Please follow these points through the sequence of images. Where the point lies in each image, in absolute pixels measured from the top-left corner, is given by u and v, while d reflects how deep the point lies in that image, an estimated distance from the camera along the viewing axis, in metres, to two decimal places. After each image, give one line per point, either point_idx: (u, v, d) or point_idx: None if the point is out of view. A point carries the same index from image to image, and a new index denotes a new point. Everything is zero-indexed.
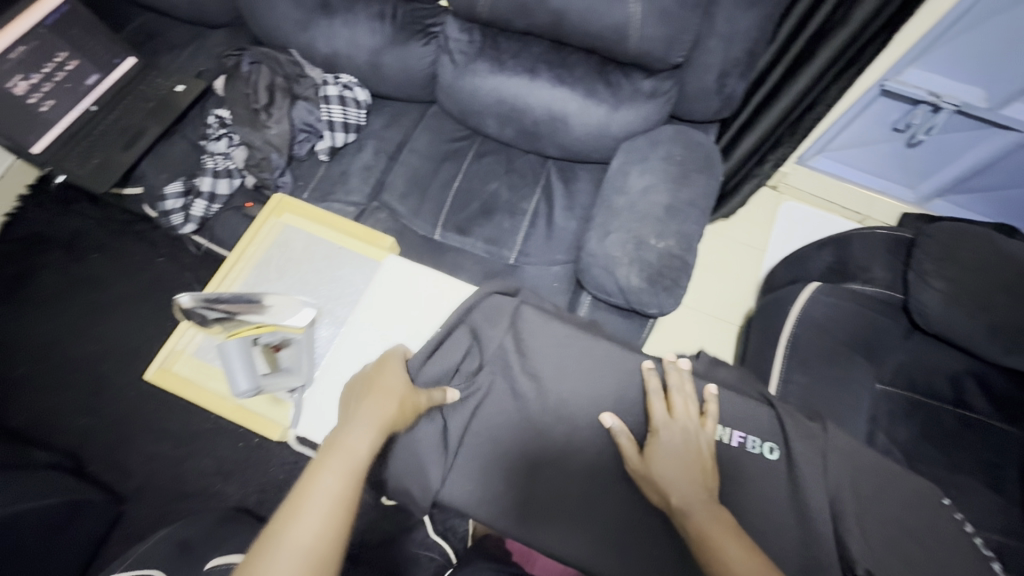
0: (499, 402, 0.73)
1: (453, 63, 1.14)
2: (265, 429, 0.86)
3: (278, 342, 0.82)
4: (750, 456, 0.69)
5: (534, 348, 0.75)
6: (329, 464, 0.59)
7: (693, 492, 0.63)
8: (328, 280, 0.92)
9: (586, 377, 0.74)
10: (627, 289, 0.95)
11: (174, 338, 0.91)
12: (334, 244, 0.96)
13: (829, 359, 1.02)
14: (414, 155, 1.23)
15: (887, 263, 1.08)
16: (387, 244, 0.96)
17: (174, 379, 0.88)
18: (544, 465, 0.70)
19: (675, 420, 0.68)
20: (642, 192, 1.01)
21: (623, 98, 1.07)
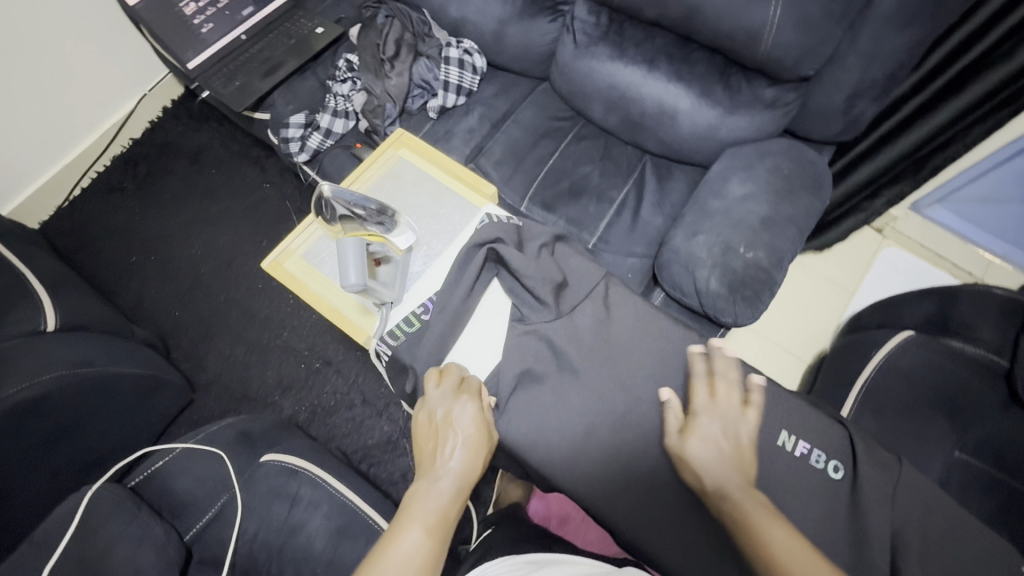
0: (566, 357, 0.75)
1: (574, 43, 1.16)
2: (353, 333, 0.93)
3: (381, 256, 0.93)
4: (811, 468, 0.69)
5: (611, 315, 0.78)
6: (417, 516, 0.61)
7: (733, 477, 0.61)
8: (430, 215, 0.99)
9: (657, 351, 0.75)
10: (704, 292, 0.94)
11: (290, 238, 1.00)
12: (441, 184, 1.02)
13: (906, 412, 0.96)
14: (516, 127, 1.26)
15: (999, 326, 0.99)
16: (490, 192, 1.01)
17: (284, 272, 0.97)
18: (601, 427, 0.72)
19: (716, 404, 0.66)
20: (742, 199, 0.99)
21: (739, 103, 1.05)
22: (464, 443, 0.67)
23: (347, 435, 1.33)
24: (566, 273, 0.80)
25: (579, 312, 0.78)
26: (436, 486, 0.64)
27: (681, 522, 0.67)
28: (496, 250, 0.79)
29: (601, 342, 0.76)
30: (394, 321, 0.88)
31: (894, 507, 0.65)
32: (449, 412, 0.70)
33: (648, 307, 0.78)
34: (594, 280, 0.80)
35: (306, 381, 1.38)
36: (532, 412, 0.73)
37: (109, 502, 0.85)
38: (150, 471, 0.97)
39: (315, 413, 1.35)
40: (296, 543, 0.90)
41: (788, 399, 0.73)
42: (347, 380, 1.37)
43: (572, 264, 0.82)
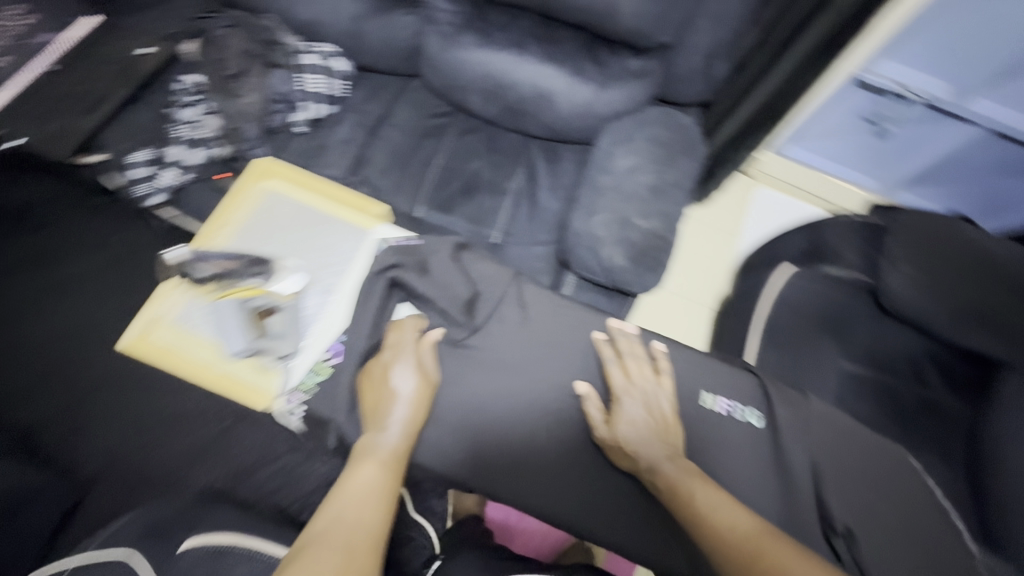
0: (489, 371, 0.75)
1: (438, 33, 1.11)
2: (251, 398, 0.82)
3: (267, 308, 0.84)
4: (736, 423, 0.73)
5: (529, 316, 0.78)
6: (367, 456, 0.66)
7: (658, 447, 0.65)
8: (315, 246, 0.91)
9: (581, 346, 0.76)
10: (612, 268, 0.95)
11: (152, 305, 0.88)
12: (322, 211, 0.95)
13: (799, 339, 1.08)
14: (395, 130, 1.20)
15: (858, 248, 1.13)
16: (378, 210, 0.96)
17: (151, 347, 0.85)
18: (535, 437, 0.72)
19: (634, 380, 0.70)
20: (629, 171, 1.02)
21: (610, 78, 1.07)
22: (408, 386, 0.70)
23: (278, 490, 1.22)
24: (475, 283, 0.79)
25: (495, 322, 0.77)
26: (386, 431, 0.68)
27: (618, 500, 0.69)
28: (397, 276, 0.78)
29: (526, 347, 0.76)
30: (299, 374, 0.80)
31: (808, 434, 0.72)
32: (394, 363, 0.72)
33: (565, 303, 0.79)
34: (500, 282, 0.78)
35: (216, 447, 1.24)
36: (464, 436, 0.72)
37: None
38: None
39: (236, 475, 1.23)
40: None
41: (708, 363, 0.77)
42: (266, 430, 1.26)
43: (475, 268, 0.79)
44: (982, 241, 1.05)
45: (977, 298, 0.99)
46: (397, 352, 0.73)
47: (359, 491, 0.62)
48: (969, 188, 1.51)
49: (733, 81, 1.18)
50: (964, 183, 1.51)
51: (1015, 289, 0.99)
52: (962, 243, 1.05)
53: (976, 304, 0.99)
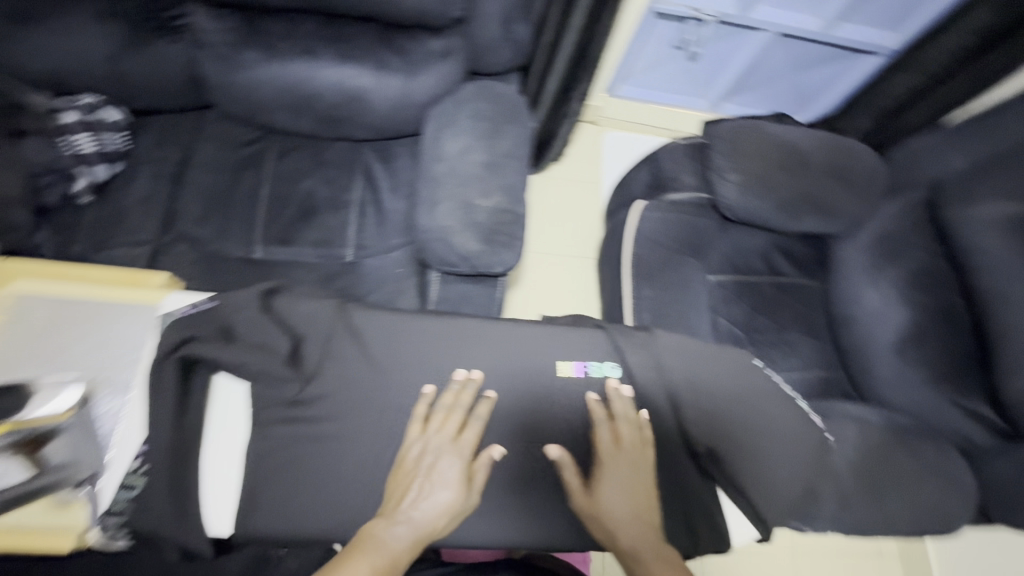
0: (348, 410, 0.73)
1: (214, 56, 0.99)
2: (48, 545, 0.66)
3: (34, 438, 0.68)
4: (591, 381, 0.80)
5: (364, 344, 0.76)
6: (368, 553, 0.60)
7: (629, 513, 0.68)
8: (85, 346, 0.80)
9: (422, 358, 0.77)
10: (469, 256, 0.93)
11: None
12: (84, 303, 0.83)
13: (664, 267, 1.15)
14: (203, 170, 1.07)
15: (693, 168, 1.20)
16: (159, 280, 0.88)
17: None
18: (412, 462, 0.72)
19: (623, 446, 0.74)
20: (459, 153, 0.98)
21: (416, 63, 1.03)
22: (441, 500, 0.66)
23: None
24: (296, 327, 0.74)
25: (331, 363, 0.74)
26: (399, 529, 0.63)
27: (521, 498, 0.75)
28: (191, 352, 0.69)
29: (369, 375, 0.75)
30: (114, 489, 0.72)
31: (658, 371, 0.82)
32: (430, 466, 0.68)
33: (397, 319, 0.78)
34: (327, 313, 0.76)
35: None
36: (341, 492, 0.70)
37: None
38: None
39: None
40: None
41: (548, 332, 0.82)
42: None
43: (301, 307, 0.75)
44: (784, 134, 1.15)
45: (792, 189, 1.12)
46: (432, 452, 0.69)
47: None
48: (776, 87, 1.67)
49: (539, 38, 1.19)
50: (771, 84, 1.66)
51: (814, 169, 1.13)
52: (772, 141, 1.14)
53: (792, 194, 1.12)
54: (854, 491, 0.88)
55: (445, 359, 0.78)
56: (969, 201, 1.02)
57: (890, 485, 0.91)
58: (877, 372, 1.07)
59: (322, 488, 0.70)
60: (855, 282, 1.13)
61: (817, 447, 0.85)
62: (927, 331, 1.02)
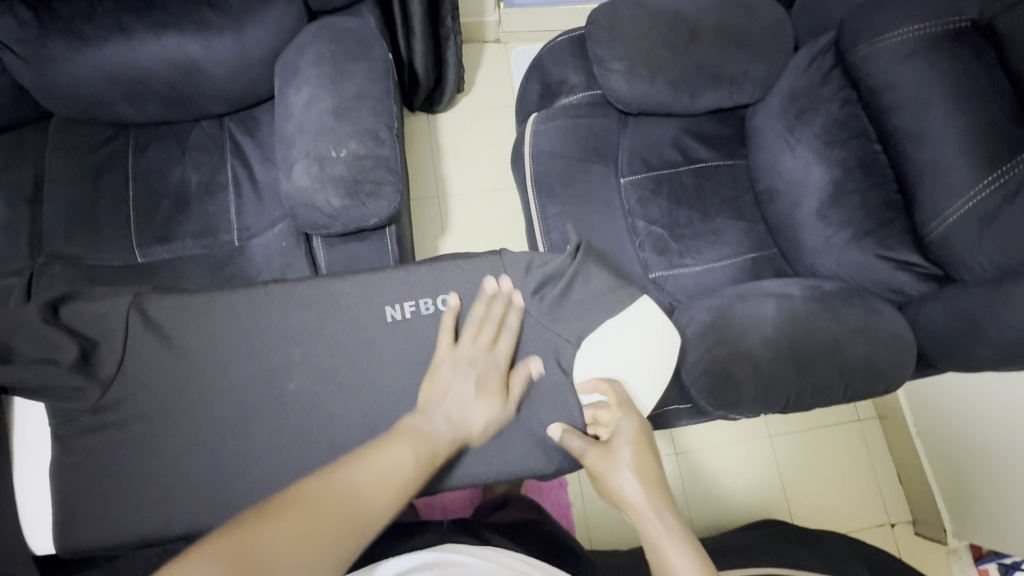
0: (150, 406, 0.69)
1: (23, 58, 0.91)
2: None
3: None
4: (428, 317, 0.75)
5: (169, 333, 0.71)
6: (407, 436, 0.63)
7: (646, 506, 0.65)
8: None
9: (232, 332, 0.71)
10: (337, 213, 0.87)
11: None
12: None
13: (569, 179, 1.08)
14: (59, 184, 1.00)
15: (580, 66, 1.11)
16: None
17: None
18: (227, 445, 0.68)
19: (616, 444, 0.69)
20: (306, 106, 0.91)
21: (240, 16, 0.92)
22: (483, 406, 0.69)
23: None
24: (87, 332, 0.70)
25: (134, 360, 0.69)
26: (440, 427, 0.66)
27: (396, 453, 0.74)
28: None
29: (176, 363, 0.70)
30: None
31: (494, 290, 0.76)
32: (473, 374, 0.70)
33: (197, 300, 0.72)
34: (125, 314, 0.70)
35: None
36: (170, 489, 0.67)
37: None
38: None
39: None
40: None
41: (389, 273, 0.76)
42: None
43: (112, 305, 0.71)
44: (659, 2, 1.04)
45: (681, 62, 1.02)
46: (467, 361, 0.70)
47: (391, 468, 0.59)
48: None
49: None
50: None
51: (705, 35, 1.02)
52: (651, 14, 1.02)
53: (683, 69, 1.02)
54: (773, 369, 0.87)
55: (252, 332, 0.72)
56: (873, 34, 0.90)
57: (815, 357, 0.88)
58: (804, 242, 1.01)
59: (136, 489, 0.67)
60: (770, 151, 1.05)
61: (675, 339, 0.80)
62: (847, 188, 0.94)
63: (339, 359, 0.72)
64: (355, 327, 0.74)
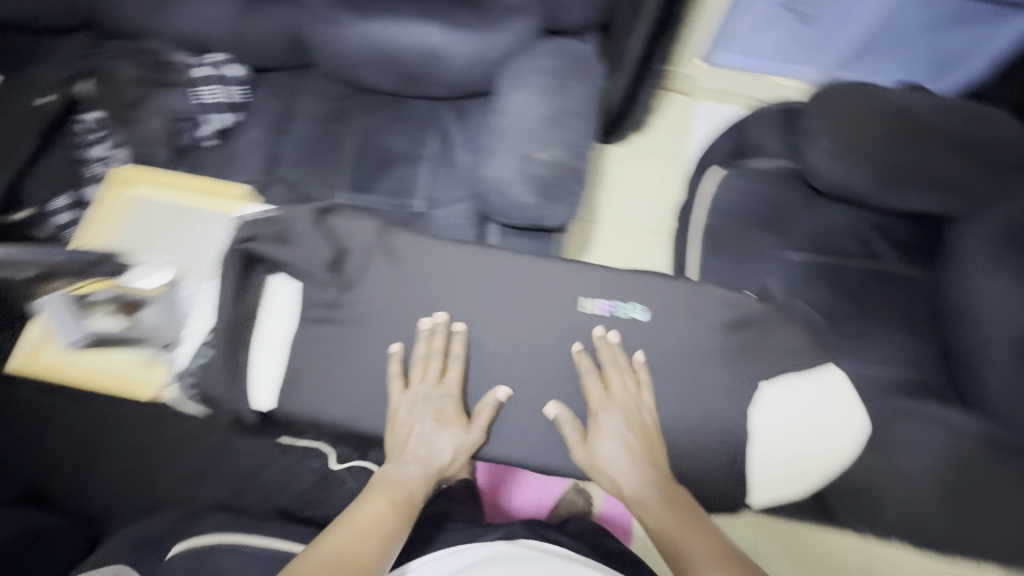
0: (375, 316, 0.84)
1: (314, 17, 1.10)
2: (134, 391, 0.85)
3: (132, 303, 0.88)
4: (611, 316, 0.84)
5: (402, 262, 0.85)
6: (382, 490, 0.73)
7: (638, 478, 0.74)
8: (178, 240, 0.96)
9: (451, 277, 0.85)
10: (522, 207, 0.94)
11: (37, 326, 0.88)
12: (187, 204, 0.99)
13: (737, 240, 1.08)
14: (301, 122, 1.19)
15: (779, 136, 1.11)
16: (241, 192, 1.01)
17: (40, 365, 0.85)
18: (426, 367, 0.83)
19: (599, 409, 0.78)
20: (522, 107, 0.99)
21: (491, 21, 1.06)
22: (447, 441, 0.78)
23: None
24: (342, 241, 0.84)
25: (371, 276, 0.84)
26: (409, 465, 0.76)
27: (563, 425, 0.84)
28: (257, 250, 0.80)
29: (403, 287, 0.85)
30: (185, 358, 0.87)
31: (675, 312, 0.84)
32: (430, 409, 0.79)
33: (429, 243, 0.86)
34: (372, 238, 0.84)
35: None
36: (374, 388, 0.82)
37: None
38: None
39: None
40: None
41: (584, 271, 0.86)
42: None
43: (359, 227, 0.84)
44: (882, 95, 1.03)
45: (893, 157, 0.99)
46: (422, 401, 0.79)
47: (371, 519, 0.69)
48: (903, 52, 1.48)
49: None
50: (898, 50, 1.47)
51: (927, 138, 0.99)
52: (871, 105, 1.02)
53: (892, 164, 0.99)
54: (928, 497, 0.89)
55: (466, 282, 0.85)
56: None
57: (979, 497, 0.88)
58: (984, 376, 0.92)
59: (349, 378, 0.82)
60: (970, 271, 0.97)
61: (859, 430, 0.80)
62: None
63: (532, 329, 0.84)
64: (551, 307, 0.85)
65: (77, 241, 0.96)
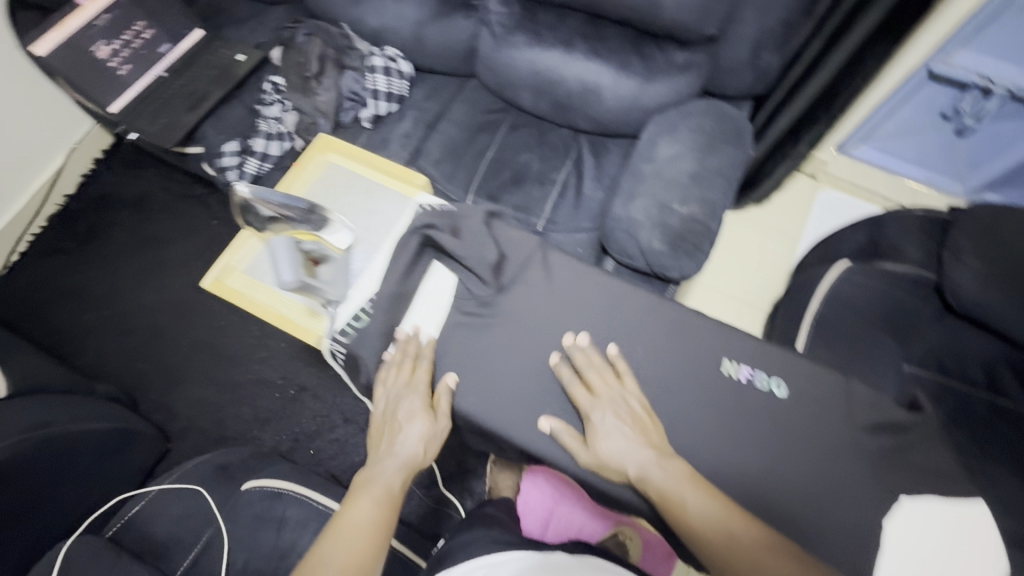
0: (510, 323, 0.81)
1: (492, 35, 1.18)
2: (300, 334, 0.92)
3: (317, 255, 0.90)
4: (757, 391, 0.77)
5: (554, 278, 0.83)
6: (366, 492, 0.69)
7: (640, 458, 0.68)
8: (363, 212, 1.00)
9: (600, 306, 0.82)
10: (649, 252, 0.96)
11: (228, 253, 0.96)
12: (373, 181, 1.04)
13: (854, 336, 1.03)
14: (450, 125, 1.28)
15: (922, 243, 1.07)
16: (420, 181, 1.04)
17: (227, 290, 0.94)
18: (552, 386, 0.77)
19: (593, 412, 0.71)
20: (669, 159, 1.02)
21: (656, 71, 1.10)
22: (416, 433, 0.73)
23: (333, 456, 1.38)
24: (503, 246, 0.85)
25: (519, 283, 0.83)
26: (385, 466, 0.71)
27: None
28: (431, 236, 0.83)
29: (548, 303, 0.82)
30: (345, 317, 0.89)
31: (831, 407, 0.76)
32: (396, 409, 0.75)
33: (582, 267, 0.84)
34: (528, 250, 0.85)
35: (284, 411, 1.43)
36: (494, 392, 0.77)
37: (86, 552, 0.80)
38: (127, 517, 0.92)
39: (297, 440, 1.40)
40: (289, 565, 0.88)
41: (728, 332, 0.80)
42: (325, 403, 1.42)
43: (517, 236, 0.86)
44: None
45: None
46: (393, 401, 0.76)
47: (357, 525, 0.65)
48: None
49: (790, 72, 1.14)
50: None
51: None
52: None
53: None
54: None
55: (610, 315, 0.81)
56: None
57: None
58: None
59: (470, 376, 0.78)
60: None
61: None
62: None
63: (670, 381, 0.77)
64: (696, 363, 0.78)
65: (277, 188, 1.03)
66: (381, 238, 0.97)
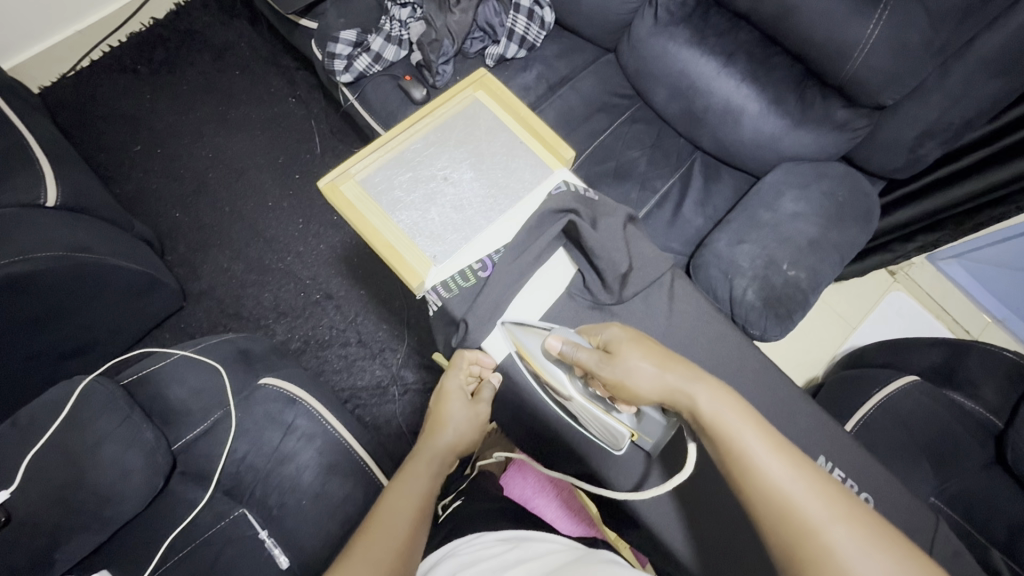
0: None
1: (655, 18, 1.10)
2: (402, 272, 0.82)
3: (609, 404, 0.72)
4: None
5: (672, 305, 0.81)
6: (402, 484, 0.73)
7: (668, 379, 0.61)
8: (499, 168, 0.88)
9: (709, 349, 0.79)
10: (738, 300, 0.92)
11: (353, 159, 0.87)
12: (516, 138, 0.91)
13: (901, 453, 0.99)
14: (574, 93, 1.20)
15: (1002, 389, 1.02)
16: (568, 157, 0.89)
17: (339, 197, 0.85)
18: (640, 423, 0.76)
19: (612, 344, 0.66)
20: (792, 216, 0.97)
21: (808, 119, 1.02)
22: (462, 416, 0.79)
23: (338, 372, 1.35)
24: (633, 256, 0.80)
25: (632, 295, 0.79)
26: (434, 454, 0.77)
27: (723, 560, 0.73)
28: (572, 222, 0.78)
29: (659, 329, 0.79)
30: (450, 271, 0.81)
31: None
32: (449, 396, 0.79)
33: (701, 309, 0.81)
34: (654, 272, 0.81)
35: (303, 311, 1.38)
36: None
37: (103, 398, 0.81)
38: (143, 372, 0.91)
39: (307, 344, 1.36)
40: (285, 471, 0.87)
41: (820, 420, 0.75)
42: (345, 317, 1.38)
43: (648, 252, 0.81)
44: None
45: None
46: (453, 388, 0.79)
47: (402, 514, 0.69)
48: None
49: (937, 167, 1.09)
50: None
51: None
52: None
53: None
54: None
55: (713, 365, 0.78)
56: None
57: None
58: None
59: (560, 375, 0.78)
60: None
61: None
62: None
63: None
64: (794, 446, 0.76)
65: (414, 112, 0.92)
66: (509, 204, 0.85)
